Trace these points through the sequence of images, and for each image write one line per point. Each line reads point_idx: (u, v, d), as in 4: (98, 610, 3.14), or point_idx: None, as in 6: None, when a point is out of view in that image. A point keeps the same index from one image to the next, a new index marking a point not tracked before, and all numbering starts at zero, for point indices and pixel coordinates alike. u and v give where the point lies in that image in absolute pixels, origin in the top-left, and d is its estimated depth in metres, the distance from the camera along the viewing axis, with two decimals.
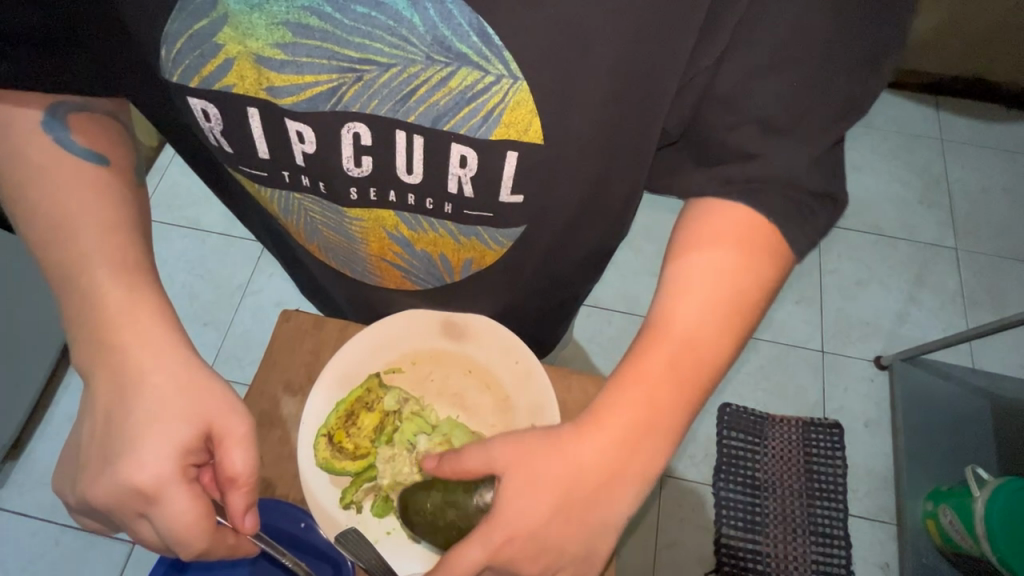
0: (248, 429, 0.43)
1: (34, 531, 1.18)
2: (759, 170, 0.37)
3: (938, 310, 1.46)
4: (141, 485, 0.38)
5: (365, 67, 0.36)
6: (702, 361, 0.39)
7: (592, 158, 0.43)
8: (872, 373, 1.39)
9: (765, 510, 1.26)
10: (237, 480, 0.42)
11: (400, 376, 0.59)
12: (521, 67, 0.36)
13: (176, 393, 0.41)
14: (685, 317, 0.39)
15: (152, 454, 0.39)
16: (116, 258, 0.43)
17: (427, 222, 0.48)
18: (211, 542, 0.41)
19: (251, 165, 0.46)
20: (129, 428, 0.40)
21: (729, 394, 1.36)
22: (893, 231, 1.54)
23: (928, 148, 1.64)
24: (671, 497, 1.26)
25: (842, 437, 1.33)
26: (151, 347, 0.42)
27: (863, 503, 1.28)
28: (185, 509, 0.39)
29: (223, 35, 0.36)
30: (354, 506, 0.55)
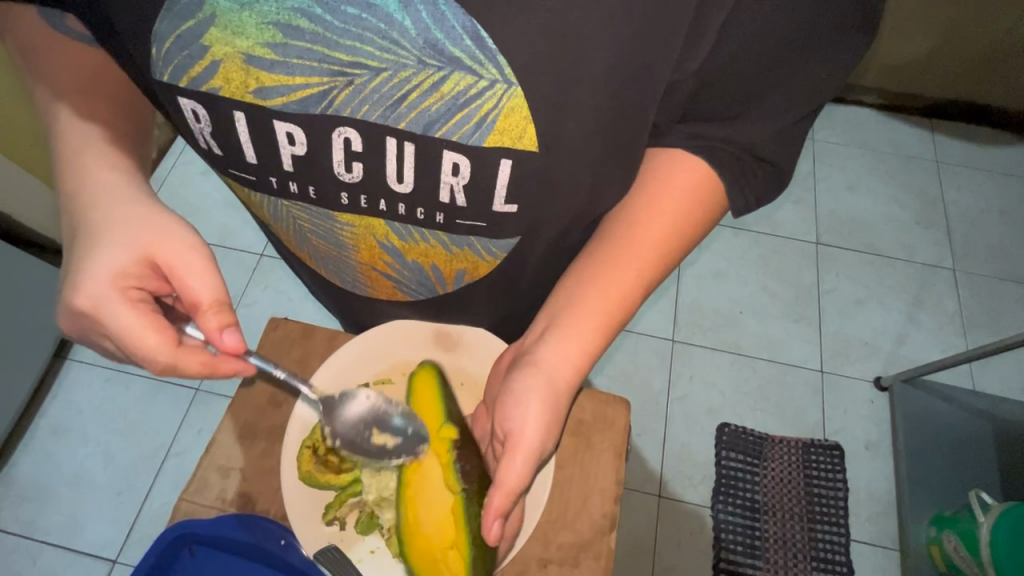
0: (195, 259, 0.45)
1: (10, 549, 1.14)
2: (727, 134, 0.43)
3: (936, 331, 1.45)
4: (90, 299, 0.42)
5: (356, 71, 0.36)
6: (614, 319, 0.49)
7: (587, 166, 0.43)
8: (872, 395, 1.37)
9: (765, 534, 1.23)
10: (197, 302, 0.45)
11: (389, 388, 0.57)
12: (516, 71, 0.35)
13: (127, 223, 0.44)
14: (621, 281, 0.48)
15: (94, 274, 0.43)
16: (120, 197, 0.45)
17: (418, 232, 0.47)
18: (173, 355, 0.43)
19: (240, 169, 0.45)
20: (87, 251, 0.44)
21: (728, 414, 1.34)
22: (891, 252, 1.54)
23: (923, 169, 1.65)
24: (670, 520, 1.23)
25: (843, 459, 1.30)
26: (105, 195, 0.45)
27: (865, 528, 1.25)
28: (129, 320, 0.42)
29: (210, 37, 0.35)
30: (338, 523, 0.53)
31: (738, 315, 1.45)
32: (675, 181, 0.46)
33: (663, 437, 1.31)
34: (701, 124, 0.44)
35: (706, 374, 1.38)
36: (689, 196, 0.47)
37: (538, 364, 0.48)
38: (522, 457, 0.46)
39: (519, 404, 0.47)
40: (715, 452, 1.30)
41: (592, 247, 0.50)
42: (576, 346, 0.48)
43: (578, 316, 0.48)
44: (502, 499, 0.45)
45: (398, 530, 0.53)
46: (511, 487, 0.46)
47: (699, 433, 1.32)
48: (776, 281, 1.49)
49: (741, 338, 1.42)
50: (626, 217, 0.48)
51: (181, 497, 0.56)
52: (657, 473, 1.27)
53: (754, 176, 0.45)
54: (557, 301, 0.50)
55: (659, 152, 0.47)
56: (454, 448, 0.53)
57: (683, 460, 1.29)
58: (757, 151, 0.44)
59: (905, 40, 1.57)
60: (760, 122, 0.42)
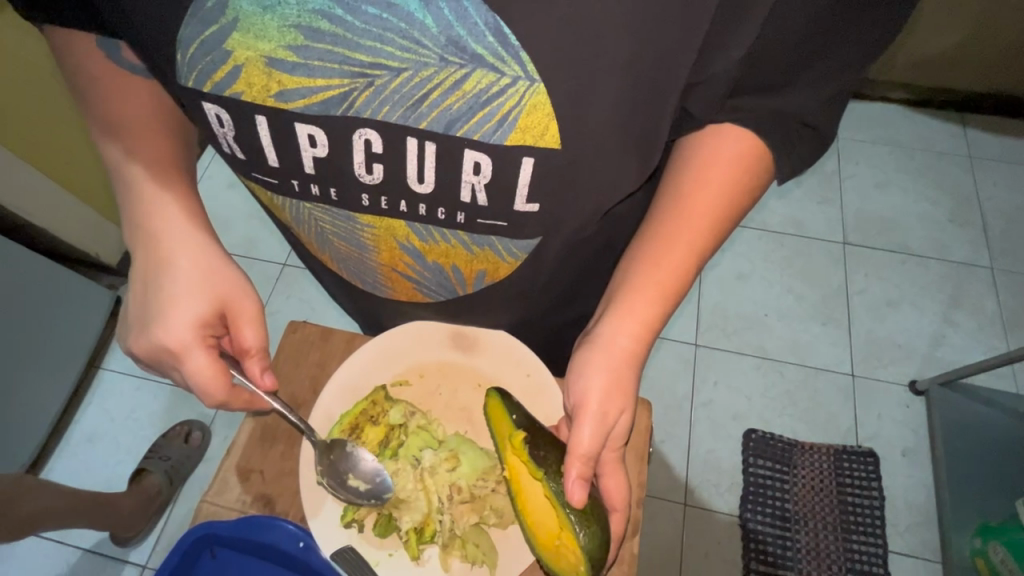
0: (256, 310, 0.48)
1: (44, 553, 1.17)
2: (774, 105, 0.43)
3: (975, 332, 1.39)
4: (171, 345, 0.44)
5: (376, 72, 0.36)
6: (676, 289, 0.47)
7: (610, 162, 0.42)
8: (908, 400, 1.32)
9: (797, 544, 1.19)
10: (251, 351, 0.48)
11: (407, 390, 0.58)
12: (539, 68, 0.35)
13: (192, 277, 0.46)
14: (679, 253, 0.47)
15: (174, 319, 0.44)
16: (181, 226, 0.47)
17: (438, 232, 0.47)
18: (232, 396, 0.46)
19: (262, 172, 0.46)
20: (157, 295, 0.45)
21: (755, 419, 1.30)
22: (924, 251, 1.48)
23: (956, 165, 1.60)
24: (697, 529, 1.19)
25: (878, 466, 1.26)
26: (169, 231, 0.46)
27: (903, 539, 1.19)
28: (205, 366, 0.44)
29: (232, 42, 0.36)
30: (354, 524, 0.53)
31: (764, 318, 1.41)
32: (720, 155, 0.45)
33: (688, 444, 1.28)
34: (749, 97, 0.43)
35: (732, 379, 1.34)
36: (734, 165, 0.45)
37: (597, 338, 0.48)
38: (590, 422, 0.46)
39: (582, 376, 0.47)
40: (743, 458, 1.26)
41: (646, 225, 0.49)
42: (633, 321, 0.47)
43: (642, 288, 0.47)
44: (579, 464, 0.45)
45: (416, 532, 0.53)
46: (583, 451, 0.46)
47: (725, 440, 1.28)
48: (802, 283, 1.45)
49: (768, 342, 1.38)
50: (669, 199, 0.48)
51: (204, 498, 0.56)
52: (683, 481, 1.24)
53: (800, 142, 0.45)
54: (616, 279, 0.50)
55: (694, 138, 0.47)
56: (526, 444, 0.50)
57: (709, 468, 1.26)
58: (803, 116, 0.43)
59: (933, 32, 1.53)
60: (806, 89, 0.42)
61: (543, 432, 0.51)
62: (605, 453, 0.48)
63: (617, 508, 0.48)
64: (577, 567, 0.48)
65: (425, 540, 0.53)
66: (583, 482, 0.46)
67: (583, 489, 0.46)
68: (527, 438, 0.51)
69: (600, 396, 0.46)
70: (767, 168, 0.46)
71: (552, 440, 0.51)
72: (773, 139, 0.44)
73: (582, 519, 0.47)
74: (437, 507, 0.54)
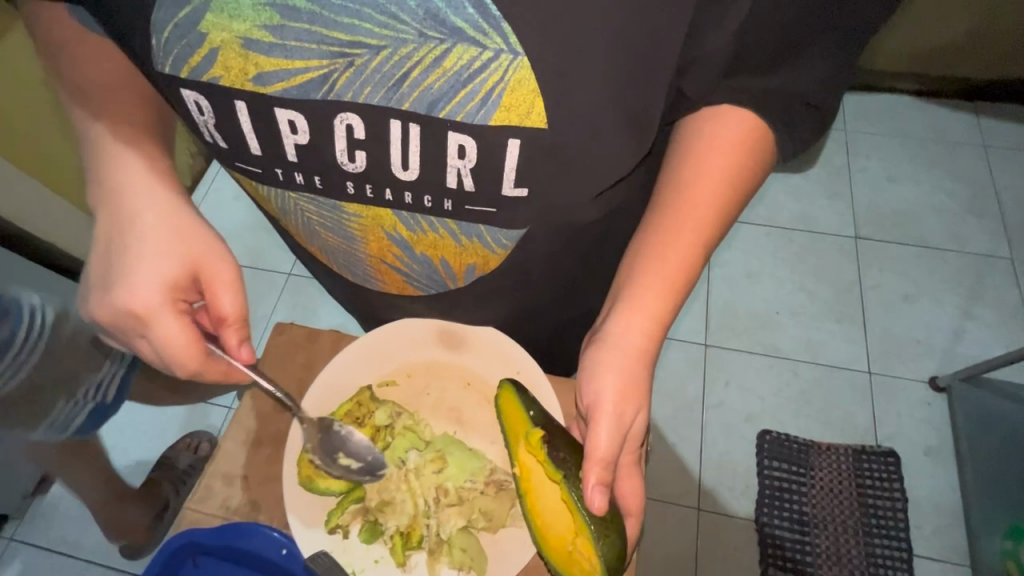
0: (232, 277, 0.47)
1: (53, 566, 1.17)
2: (774, 82, 0.41)
3: (996, 326, 1.34)
4: (140, 310, 0.43)
5: (356, 51, 0.35)
6: (683, 284, 0.46)
7: (601, 140, 0.40)
8: (928, 397, 1.27)
9: (817, 549, 1.15)
10: (227, 319, 0.47)
11: (393, 391, 0.58)
12: (522, 39, 0.34)
13: (162, 241, 0.44)
14: (683, 245, 0.45)
15: (142, 282, 0.43)
16: (153, 187, 0.46)
17: (426, 220, 0.46)
18: (207, 366, 0.46)
19: (245, 161, 0.45)
20: (127, 255, 0.44)
21: (768, 420, 1.27)
22: (940, 243, 1.44)
23: (970, 155, 1.56)
24: (711, 535, 1.16)
25: (899, 466, 1.21)
26: (140, 190, 0.45)
27: (929, 542, 1.15)
28: (175, 332, 0.44)
29: (207, 24, 0.35)
30: (340, 530, 0.52)
31: (775, 316, 1.38)
32: (721, 139, 0.44)
33: (699, 446, 1.24)
34: (745, 77, 0.41)
35: (743, 379, 1.31)
36: (735, 150, 0.44)
37: (606, 337, 0.46)
38: (605, 424, 0.44)
39: (594, 377, 0.46)
40: (757, 461, 1.23)
41: (648, 217, 0.47)
42: (643, 316, 0.45)
43: (651, 283, 0.45)
44: (596, 469, 0.44)
45: (403, 537, 0.53)
46: (602, 456, 0.44)
47: (738, 441, 1.25)
48: (813, 279, 1.42)
49: (780, 340, 1.35)
50: (670, 188, 0.46)
51: (186, 506, 0.55)
52: (696, 485, 1.20)
53: (803, 122, 0.43)
54: (620, 274, 0.48)
55: (693, 120, 0.45)
56: (544, 444, 0.50)
57: (722, 471, 1.22)
58: (805, 95, 0.41)
59: (940, 21, 1.50)
60: (808, 65, 0.40)
61: (560, 433, 0.50)
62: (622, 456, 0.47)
63: (631, 511, 0.48)
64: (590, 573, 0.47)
65: (412, 545, 0.52)
66: (601, 487, 0.45)
67: (603, 496, 0.45)
68: (546, 437, 0.50)
69: (614, 397, 0.45)
70: (767, 152, 0.45)
71: (569, 441, 0.50)
72: (771, 118, 0.42)
73: (601, 527, 0.46)
74: (424, 511, 0.54)
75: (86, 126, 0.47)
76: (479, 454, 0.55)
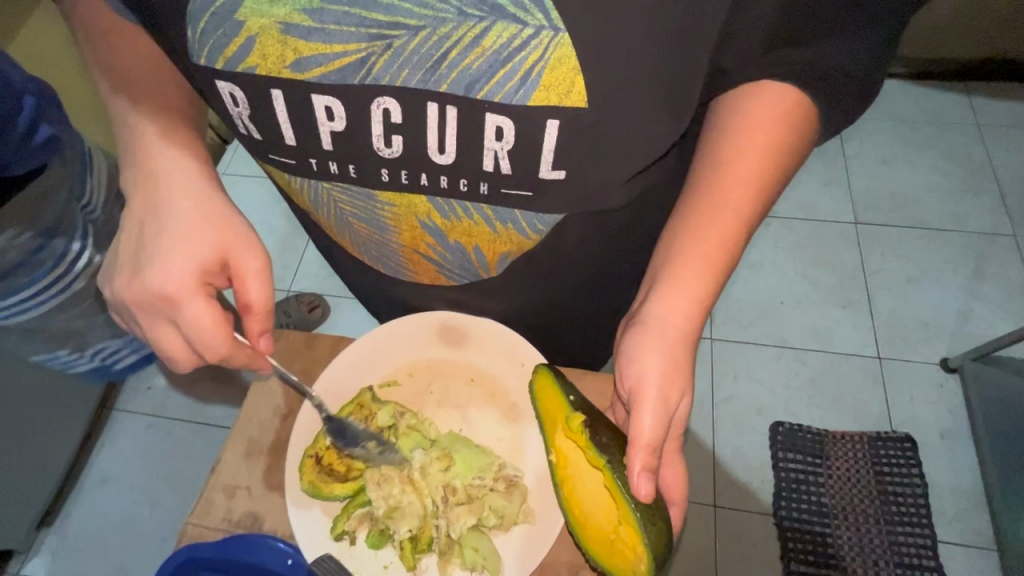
0: (260, 266, 0.46)
1: None
2: (814, 55, 0.41)
3: (1004, 303, 1.33)
4: (169, 290, 0.42)
5: (395, 32, 0.36)
6: (725, 264, 0.46)
7: (640, 119, 0.40)
8: (940, 379, 1.25)
9: (839, 540, 1.12)
10: (252, 307, 0.46)
11: (395, 390, 0.57)
12: (562, 15, 0.34)
13: (195, 224, 0.44)
14: (724, 223, 0.45)
15: (174, 263, 0.42)
16: (189, 173, 0.46)
17: (460, 207, 0.47)
18: (232, 351, 0.45)
19: (280, 152, 0.47)
20: (159, 236, 0.43)
21: (780, 411, 1.25)
22: (941, 224, 1.43)
23: (964, 134, 1.55)
24: (729, 532, 1.13)
25: (916, 452, 1.19)
26: (176, 176, 0.45)
27: (952, 527, 1.12)
28: (204, 315, 0.42)
29: (244, 11, 0.36)
30: (346, 537, 0.52)
31: (779, 306, 1.36)
32: (760, 116, 0.44)
33: (711, 442, 1.22)
34: (787, 52, 0.41)
35: (752, 371, 1.29)
36: (775, 127, 0.44)
37: (645, 320, 0.45)
38: (650, 409, 0.43)
39: (635, 360, 0.45)
40: (772, 453, 1.20)
41: (685, 198, 0.48)
42: (685, 296, 0.45)
43: (691, 263, 0.45)
44: (643, 456, 0.43)
45: (412, 542, 0.52)
46: (648, 441, 0.43)
47: (751, 435, 1.23)
48: (816, 267, 1.40)
49: (787, 330, 1.33)
50: (704, 167, 0.46)
51: (187, 522, 0.54)
52: (711, 483, 1.18)
53: (840, 96, 0.43)
54: (655, 259, 0.48)
55: (732, 96, 0.45)
56: (586, 428, 0.49)
57: (737, 466, 1.20)
58: (847, 68, 0.41)
59: None
60: (849, 38, 0.40)
61: (601, 419, 0.50)
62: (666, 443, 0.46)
63: (675, 500, 0.48)
64: (636, 564, 0.46)
65: (421, 548, 0.52)
66: (649, 475, 0.43)
67: (650, 483, 0.43)
68: (588, 422, 0.50)
69: (657, 381, 0.44)
70: (812, 125, 0.45)
71: (609, 427, 0.50)
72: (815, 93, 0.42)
73: (648, 515, 0.45)
74: (433, 511, 0.54)
75: (125, 116, 0.47)
76: (486, 450, 0.55)
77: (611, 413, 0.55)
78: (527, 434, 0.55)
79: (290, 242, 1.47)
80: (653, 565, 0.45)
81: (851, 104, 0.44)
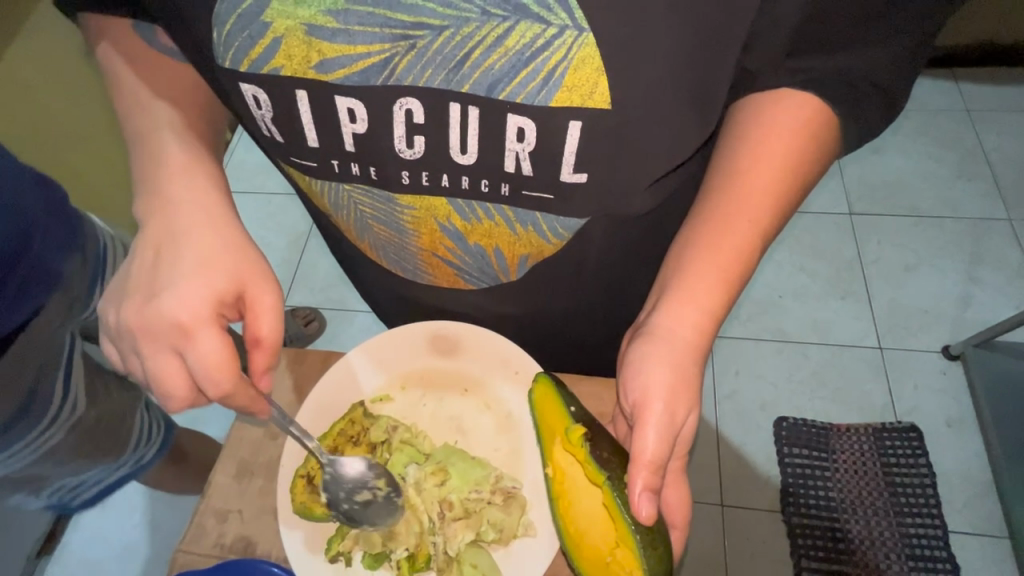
0: (276, 302, 0.44)
1: None
2: (835, 61, 0.41)
3: (1004, 287, 1.32)
4: (183, 320, 0.40)
5: (418, 32, 0.36)
6: (737, 277, 0.45)
7: (666, 119, 0.40)
8: (944, 366, 1.25)
9: (849, 535, 1.11)
10: (262, 344, 0.44)
11: (386, 406, 0.56)
12: (587, 15, 0.34)
13: (211, 254, 0.42)
14: (738, 232, 0.44)
15: (188, 292, 0.41)
16: (206, 200, 0.44)
17: (482, 208, 0.47)
18: (237, 388, 0.42)
19: (301, 155, 0.47)
20: (176, 262, 0.42)
21: (784, 406, 1.24)
22: (936, 211, 1.43)
23: (955, 121, 1.55)
24: (738, 531, 1.12)
25: (922, 442, 1.18)
26: (196, 203, 0.44)
27: (963, 516, 1.11)
28: (216, 349, 0.40)
29: (272, 12, 0.36)
30: (343, 557, 0.50)
31: (778, 300, 1.35)
32: (780, 122, 0.43)
33: (716, 440, 1.21)
34: (809, 57, 0.42)
35: (754, 367, 1.28)
36: (795, 136, 0.43)
37: (655, 330, 0.45)
38: (655, 425, 0.42)
39: (644, 371, 0.44)
40: (777, 449, 1.19)
41: (698, 206, 0.47)
42: (695, 308, 0.44)
43: (707, 271, 0.44)
44: (646, 473, 0.42)
45: (408, 560, 0.51)
46: (650, 459, 0.42)
47: (756, 431, 1.22)
48: (813, 259, 1.40)
49: (787, 324, 1.33)
50: (724, 169, 0.45)
51: (177, 548, 0.53)
52: (716, 482, 1.16)
53: (864, 104, 0.43)
54: (666, 269, 0.47)
55: (755, 99, 0.45)
56: (587, 441, 0.48)
57: (742, 464, 1.18)
58: (870, 75, 0.41)
59: None
60: (871, 46, 0.40)
61: (603, 432, 0.49)
62: (670, 462, 0.45)
63: (677, 524, 0.47)
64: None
65: (418, 568, 0.51)
66: (651, 495, 0.42)
67: (651, 504, 0.42)
68: (589, 435, 0.48)
69: (664, 395, 0.43)
70: (833, 139, 0.44)
71: (612, 442, 0.48)
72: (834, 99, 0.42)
73: (647, 538, 0.44)
74: (429, 528, 0.53)
75: (144, 136, 0.46)
76: (483, 462, 0.54)
77: (612, 426, 0.54)
78: (524, 447, 0.54)
79: (286, 256, 1.46)
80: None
81: (874, 112, 0.43)
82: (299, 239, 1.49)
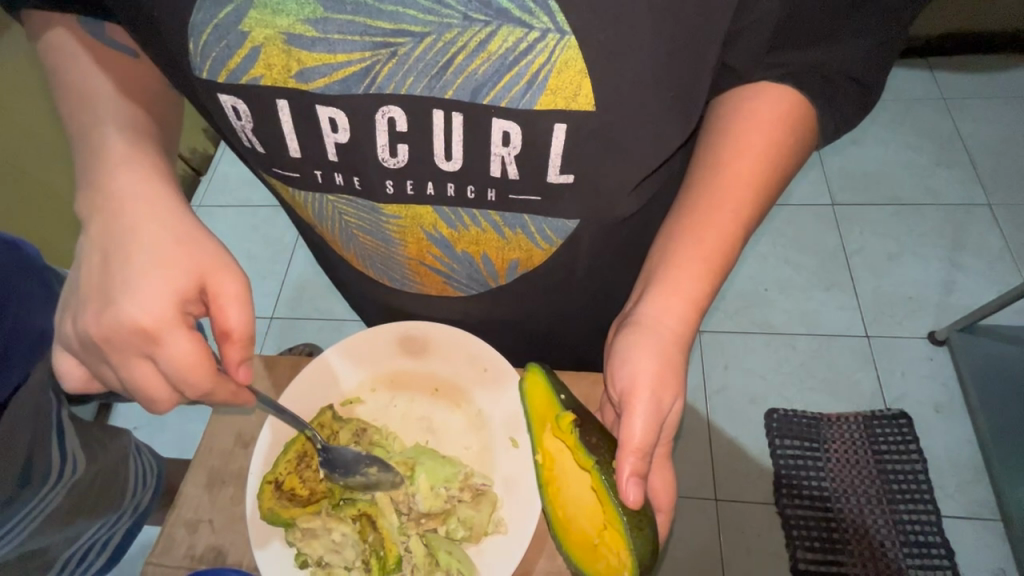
0: (241, 289, 0.43)
1: None
2: (816, 57, 0.41)
3: (985, 271, 1.33)
4: (144, 323, 0.38)
5: (399, 40, 0.36)
6: (719, 270, 0.45)
7: (650, 120, 0.40)
8: (930, 352, 1.25)
9: (843, 524, 1.10)
10: (232, 336, 0.42)
11: (357, 410, 0.56)
12: (568, 17, 0.34)
13: (166, 253, 0.40)
14: (718, 225, 0.44)
15: (152, 295, 0.39)
16: (146, 193, 0.42)
17: (467, 215, 0.47)
18: (214, 386, 0.42)
19: (285, 166, 0.47)
20: (126, 264, 0.40)
21: (774, 398, 1.24)
22: (916, 199, 1.44)
23: (932, 109, 1.57)
24: (733, 525, 1.11)
25: (912, 428, 1.18)
26: (144, 197, 0.42)
27: (955, 501, 1.11)
28: (187, 351, 0.39)
29: (249, 22, 0.36)
30: (312, 565, 0.50)
31: (764, 292, 1.36)
32: (758, 115, 0.43)
33: (707, 435, 1.21)
34: (790, 51, 0.41)
35: (743, 361, 1.29)
36: (775, 128, 0.43)
37: (639, 321, 0.45)
38: (641, 413, 0.42)
39: (627, 361, 0.44)
40: (768, 441, 1.19)
41: (677, 205, 0.47)
42: (680, 300, 0.44)
43: (687, 263, 0.44)
44: (634, 460, 0.42)
45: (380, 559, 0.52)
46: (638, 445, 0.42)
47: (747, 425, 1.22)
48: (797, 252, 1.40)
49: (772, 315, 1.33)
50: (708, 164, 0.45)
51: (148, 561, 0.53)
52: (709, 476, 1.16)
53: (844, 98, 0.43)
54: (649, 263, 0.47)
55: (734, 93, 0.45)
56: (576, 427, 0.50)
57: (735, 457, 1.18)
58: (847, 70, 0.41)
59: None
60: (849, 43, 0.41)
61: (591, 418, 0.50)
62: (656, 449, 0.45)
63: (661, 509, 0.47)
64: (619, 568, 0.47)
65: (389, 568, 0.51)
66: (638, 481, 0.42)
67: (638, 489, 0.42)
68: (577, 421, 0.50)
69: (649, 384, 0.43)
70: (810, 131, 0.45)
71: (599, 427, 0.50)
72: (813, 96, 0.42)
73: (632, 519, 0.45)
74: (400, 529, 0.53)
75: (90, 138, 0.44)
76: (454, 461, 0.54)
77: (599, 414, 0.55)
78: (494, 444, 0.54)
79: (271, 268, 1.46)
80: (635, 570, 0.46)
81: (852, 105, 0.43)
82: (285, 252, 1.48)
